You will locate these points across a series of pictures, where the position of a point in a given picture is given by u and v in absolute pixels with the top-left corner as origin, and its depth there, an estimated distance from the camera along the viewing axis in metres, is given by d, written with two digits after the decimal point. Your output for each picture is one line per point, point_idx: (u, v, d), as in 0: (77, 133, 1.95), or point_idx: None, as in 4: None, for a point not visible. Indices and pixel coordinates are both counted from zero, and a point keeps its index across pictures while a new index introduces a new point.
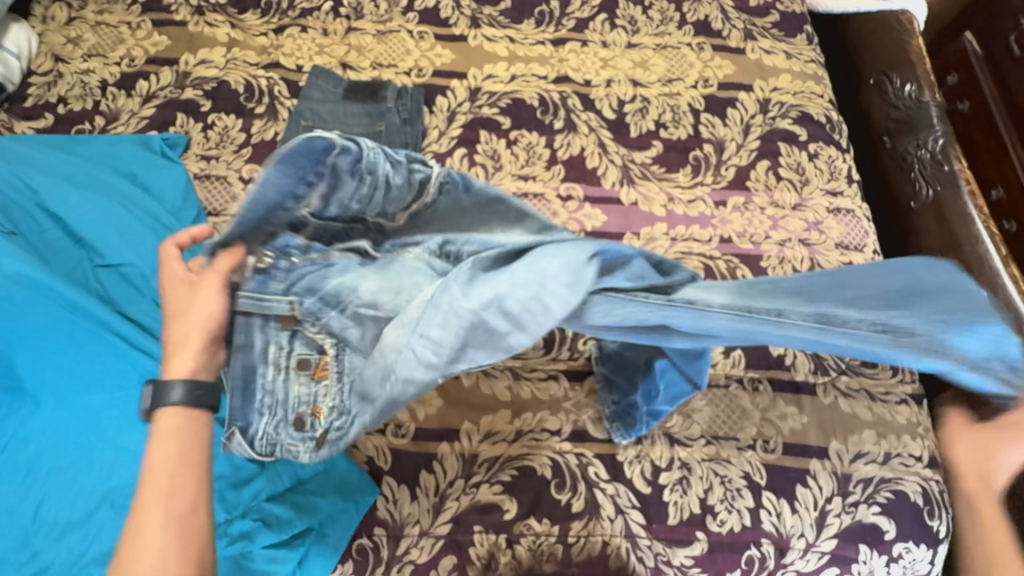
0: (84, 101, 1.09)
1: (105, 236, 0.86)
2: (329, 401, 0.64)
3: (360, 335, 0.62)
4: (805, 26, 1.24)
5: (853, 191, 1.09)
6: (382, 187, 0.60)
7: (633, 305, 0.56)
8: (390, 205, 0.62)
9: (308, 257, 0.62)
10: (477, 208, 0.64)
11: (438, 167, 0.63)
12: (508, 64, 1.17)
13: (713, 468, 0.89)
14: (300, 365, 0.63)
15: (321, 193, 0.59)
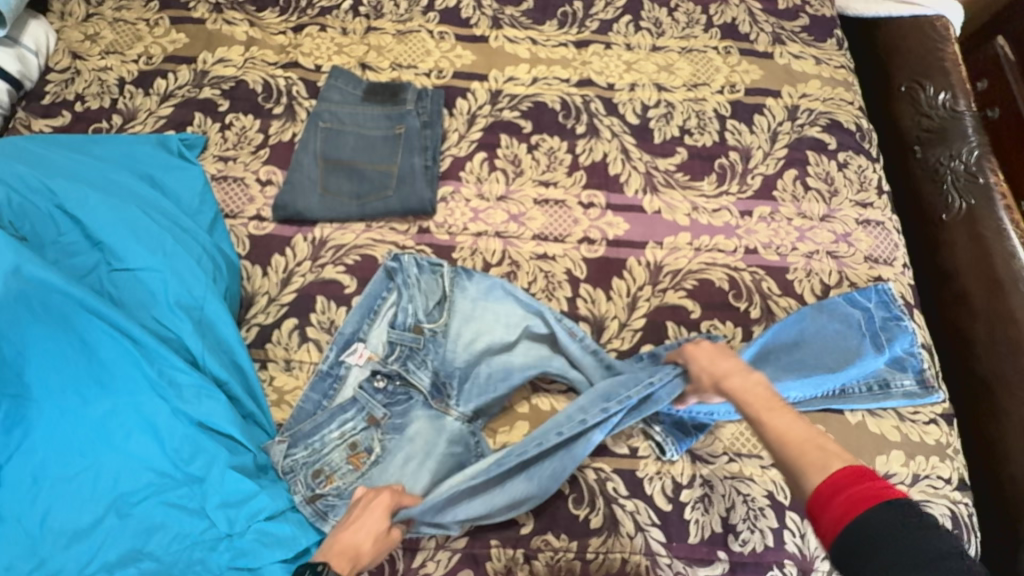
0: (101, 99, 1.08)
1: (120, 237, 0.84)
2: (345, 478, 0.83)
3: (397, 454, 0.85)
4: (835, 30, 1.20)
5: (883, 203, 1.06)
6: (417, 288, 0.93)
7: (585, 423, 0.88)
8: (434, 310, 0.93)
9: (397, 386, 0.89)
10: (493, 312, 0.93)
11: (449, 266, 0.95)
12: (530, 66, 1.14)
13: (736, 486, 0.88)
14: (351, 445, 0.86)
15: (401, 309, 0.92)
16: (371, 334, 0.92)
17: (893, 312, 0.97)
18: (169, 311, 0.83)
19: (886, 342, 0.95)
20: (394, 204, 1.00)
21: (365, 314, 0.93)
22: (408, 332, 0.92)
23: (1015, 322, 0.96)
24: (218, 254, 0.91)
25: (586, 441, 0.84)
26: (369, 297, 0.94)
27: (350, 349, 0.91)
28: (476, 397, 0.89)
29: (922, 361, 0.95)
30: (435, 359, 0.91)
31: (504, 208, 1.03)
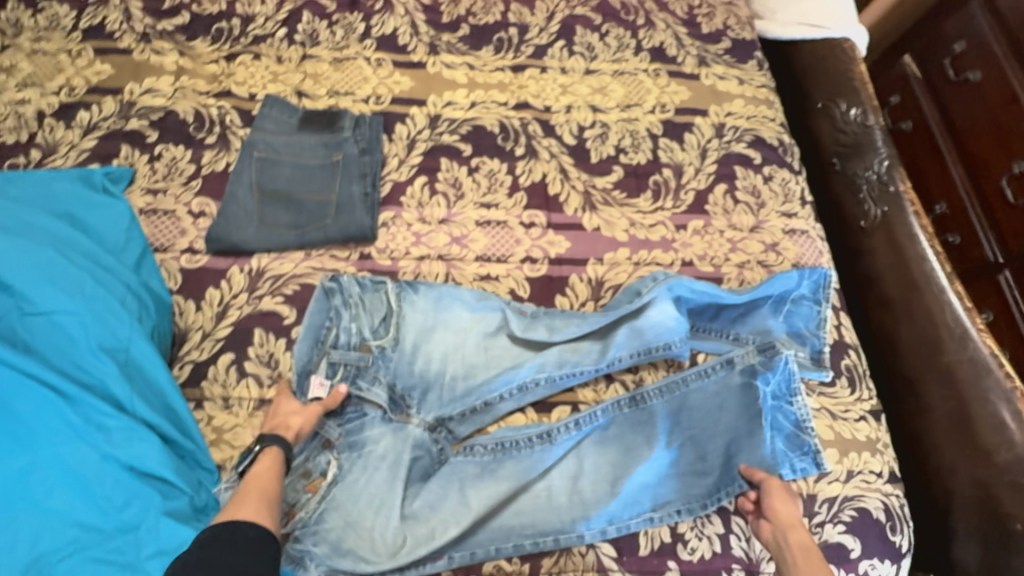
0: (18, 133, 1.03)
1: (31, 277, 0.77)
2: (304, 510, 0.81)
3: (359, 473, 0.84)
4: (755, 52, 1.28)
5: (806, 212, 1.12)
6: (361, 306, 0.93)
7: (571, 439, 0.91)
8: (380, 327, 0.93)
9: (350, 405, 0.90)
10: (444, 322, 0.95)
11: (393, 283, 0.95)
12: (467, 91, 1.16)
13: (682, 497, 0.89)
14: (303, 475, 0.84)
15: (344, 330, 0.91)
16: (320, 363, 0.90)
17: (817, 295, 1.01)
18: (90, 354, 0.77)
19: (788, 312, 1.01)
20: (333, 232, 0.99)
21: (309, 343, 0.91)
22: (354, 351, 0.91)
23: (932, 320, 1.02)
24: (146, 292, 0.87)
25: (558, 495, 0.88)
26: (310, 329, 0.91)
27: (301, 380, 0.89)
28: (438, 406, 0.91)
29: (823, 342, 0.99)
30: (389, 372, 0.92)
31: (445, 231, 1.04)
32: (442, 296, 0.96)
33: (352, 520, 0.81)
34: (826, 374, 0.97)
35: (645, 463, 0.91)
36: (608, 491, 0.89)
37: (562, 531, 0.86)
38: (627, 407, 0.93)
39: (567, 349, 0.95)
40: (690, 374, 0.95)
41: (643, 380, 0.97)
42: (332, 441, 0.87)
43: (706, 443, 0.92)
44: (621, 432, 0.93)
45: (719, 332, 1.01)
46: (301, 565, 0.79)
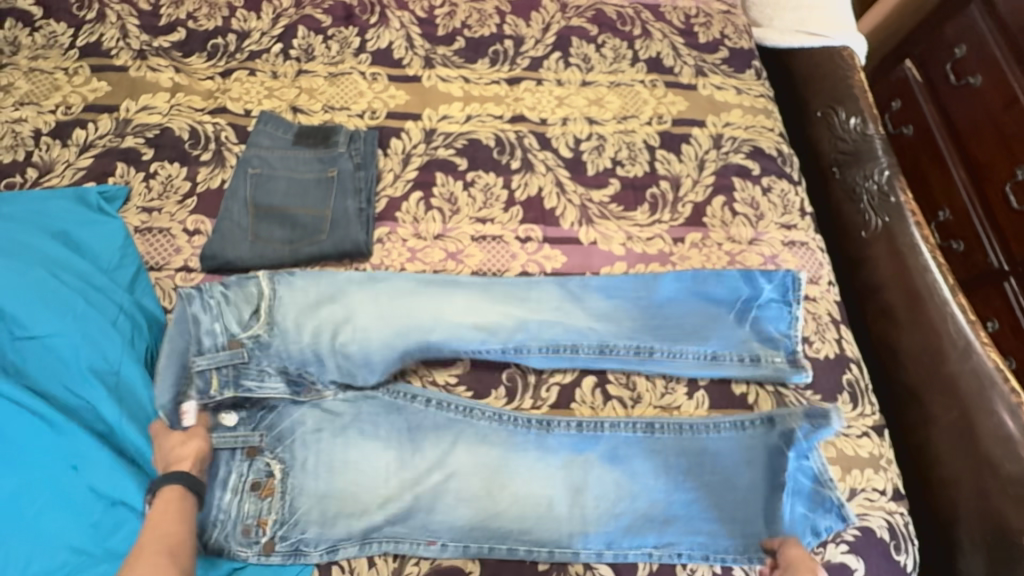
0: (15, 152, 1.04)
1: (24, 301, 0.78)
2: (273, 513, 0.82)
3: (305, 454, 0.86)
4: (753, 61, 1.27)
5: (806, 224, 1.11)
6: (224, 305, 0.86)
7: (570, 448, 0.90)
8: (251, 319, 0.86)
9: (254, 404, 0.87)
10: (322, 309, 0.89)
11: (260, 274, 0.89)
12: (463, 104, 1.16)
13: (663, 505, 0.89)
14: (253, 486, 0.83)
15: (207, 335, 0.84)
16: (190, 385, 0.83)
17: (788, 297, 0.99)
18: (82, 377, 0.77)
19: (756, 318, 0.99)
20: (327, 248, 0.98)
21: (173, 361, 0.83)
22: (225, 350, 0.84)
23: (935, 330, 1.00)
24: (140, 310, 0.86)
25: (555, 506, 0.87)
26: (168, 343, 0.84)
27: (172, 410, 0.81)
28: (344, 374, 0.88)
29: (796, 343, 0.97)
30: (275, 359, 0.86)
31: (441, 246, 1.03)
32: (318, 284, 0.91)
33: (330, 495, 0.84)
34: (807, 375, 0.96)
35: (650, 492, 0.89)
36: (608, 511, 0.87)
37: (559, 543, 0.85)
38: (644, 432, 0.91)
39: (466, 344, 0.92)
40: (621, 348, 0.95)
41: (641, 396, 0.95)
42: (257, 441, 0.85)
43: (705, 462, 0.91)
44: (632, 454, 0.91)
45: (697, 353, 0.96)
46: (299, 555, 0.80)
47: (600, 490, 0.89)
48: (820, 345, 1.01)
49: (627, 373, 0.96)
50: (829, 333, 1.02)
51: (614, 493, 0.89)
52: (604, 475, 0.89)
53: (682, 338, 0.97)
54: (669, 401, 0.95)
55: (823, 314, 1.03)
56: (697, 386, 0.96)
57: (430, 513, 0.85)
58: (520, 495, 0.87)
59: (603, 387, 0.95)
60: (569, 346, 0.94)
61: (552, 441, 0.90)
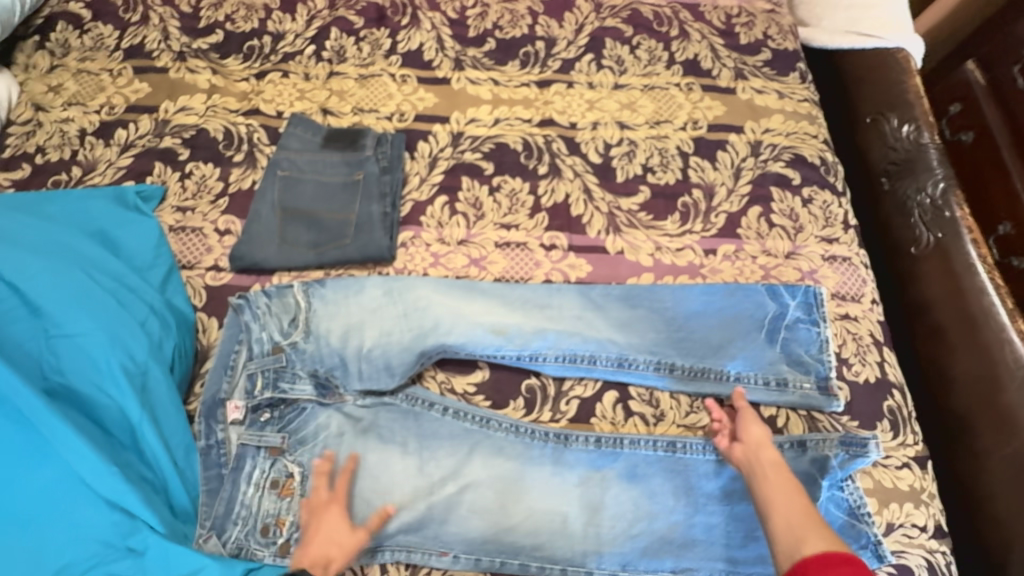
0: (62, 150, 1.08)
1: (58, 300, 0.80)
2: (291, 514, 0.83)
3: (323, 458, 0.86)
4: (798, 63, 1.21)
5: (850, 238, 1.05)
6: (268, 313, 0.91)
7: (586, 464, 0.88)
8: (290, 327, 0.91)
9: (287, 406, 0.89)
10: (354, 316, 0.92)
11: (298, 283, 0.94)
12: (491, 107, 1.14)
13: (687, 530, 0.85)
14: (272, 485, 0.84)
15: (255, 341, 0.89)
16: (234, 387, 0.88)
17: (812, 316, 0.95)
18: (110, 376, 0.79)
19: (786, 338, 0.94)
20: (352, 252, 0.99)
21: (224, 365, 0.89)
22: (269, 356, 0.89)
23: (991, 358, 0.93)
24: (168, 311, 0.88)
25: (568, 525, 0.85)
26: (222, 347, 0.90)
27: (219, 410, 0.87)
28: (364, 378, 0.89)
29: (828, 368, 0.92)
30: (306, 363, 0.89)
31: (464, 252, 1.02)
32: (352, 291, 0.94)
33: (346, 500, 0.84)
34: (837, 405, 0.90)
35: (670, 514, 0.85)
36: (625, 532, 0.85)
37: (571, 562, 0.83)
38: (665, 450, 0.88)
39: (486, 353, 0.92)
40: (640, 361, 0.92)
41: (664, 414, 0.92)
42: (279, 444, 0.86)
43: (729, 486, 0.87)
44: (652, 473, 0.88)
45: (718, 375, 0.92)
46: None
47: (616, 510, 0.86)
48: (860, 368, 0.95)
49: (649, 390, 0.93)
50: (870, 355, 0.96)
51: (629, 512, 0.86)
52: (621, 495, 0.87)
53: (707, 356, 0.93)
54: (694, 420, 0.91)
55: (865, 335, 0.97)
56: (725, 406, 0.92)
57: (441, 525, 0.84)
58: (533, 510, 0.85)
59: (624, 403, 0.92)
60: (590, 356, 0.92)
61: (570, 456, 0.88)
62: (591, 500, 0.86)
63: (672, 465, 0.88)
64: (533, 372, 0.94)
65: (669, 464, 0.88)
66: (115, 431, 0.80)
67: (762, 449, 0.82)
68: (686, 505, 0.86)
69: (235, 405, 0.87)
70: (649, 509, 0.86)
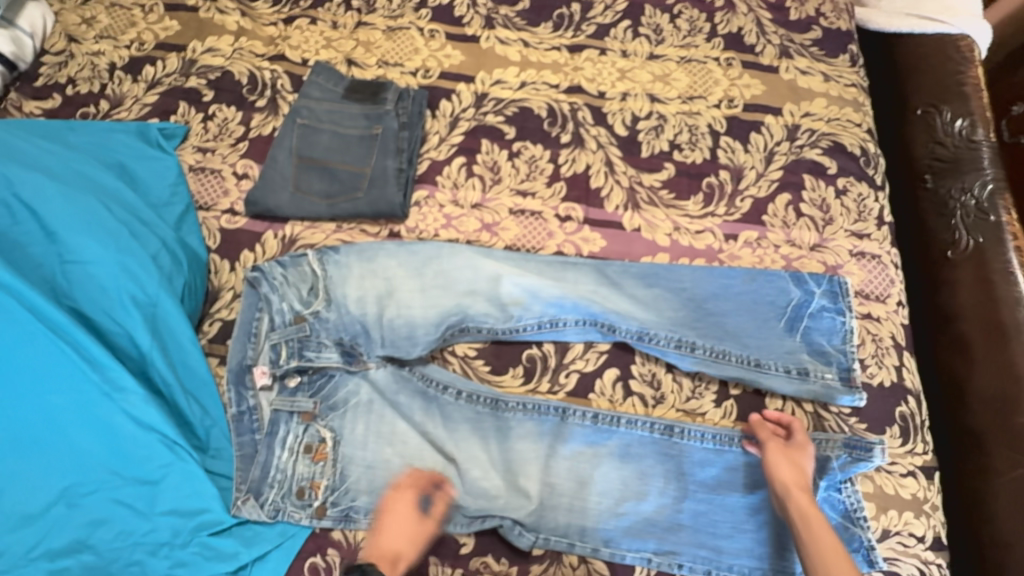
0: (91, 83, 1.09)
1: (76, 229, 0.82)
2: (326, 477, 0.85)
3: (355, 423, 0.88)
4: (850, 45, 1.13)
5: (882, 234, 0.99)
6: (285, 283, 0.91)
7: (585, 443, 0.87)
8: (309, 296, 0.91)
9: (316, 372, 0.90)
10: (377, 287, 0.92)
11: (312, 252, 0.93)
12: (519, 69, 1.11)
13: (676, 514, 0.84)
14: (307, 450, 0.86)
15: (276, 312, 0.90)
16: (260, 353, 0.89)
17: (838, 304, 0.92)
18: (121, 306, 0.82)
19: (808, 327, 0.92)
20: (364, 206, 0.98)
21: (250, 333, 0.90)
22: (291, 326, 0.89)
23: (1015, 376, 0.88)
24: (181, 248, 0.90)
25: (585, 512, 0.84)
26: (244, 326, 0.90)
27: (247, 376, 0.88)
28: (387, 344, 0.88)
29: (851, 359, 0.89)
30: (331, 332, 0.89)
31: (477, 216, 1.01)
32: (369, 254, 0.94)
33: (377, 466, 0.86)
34: (859, 400, 0.88)
35: (658, 497, 0.85)
36: (612, 510, 0.84)
37: (555, 532, 0.83)
38: (661, 433, 0.87)
39: (500, 319, 0.91)
40: (660, 337, 0.90)
41: (665, 397, 0.90)
42: (311, 409, 0.88)
43: (729, 482, 0.85)
44: (644, 454, 0.87)
45: (740, 359, 0.89)
46: (349, 521, 0.83)
47: (605, 486, 0.85)
48: (875, 371, 0.91)
49: (652, 371, 0.91)
50: (888, 358, 0.92)
51: (622, 492, 0.85)
52: (613, 474, 0.86)
53: (725, 338, 0.91)
54: (695, 405, 0.90)
55: (885, 336, 0.93)
56: (727, 395, 0.90)
57: (449, 494, 0.85)
58: (523, 479, 0.85)
59: (625, 382, 0.91)
60: (609, 323, 0.91)
61: (569, 428, 0.88)
62: (585, 475, 0.86)
63: (669, 449, 0.87)
64: (535, 343, 0.93)
65: (664, 447, 0.87)
66: (128, 360, 0.82)
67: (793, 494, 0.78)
68: (677, 491, 0.85)
69: (263, 370, 0.88)
70: (643, 492, 0.85)
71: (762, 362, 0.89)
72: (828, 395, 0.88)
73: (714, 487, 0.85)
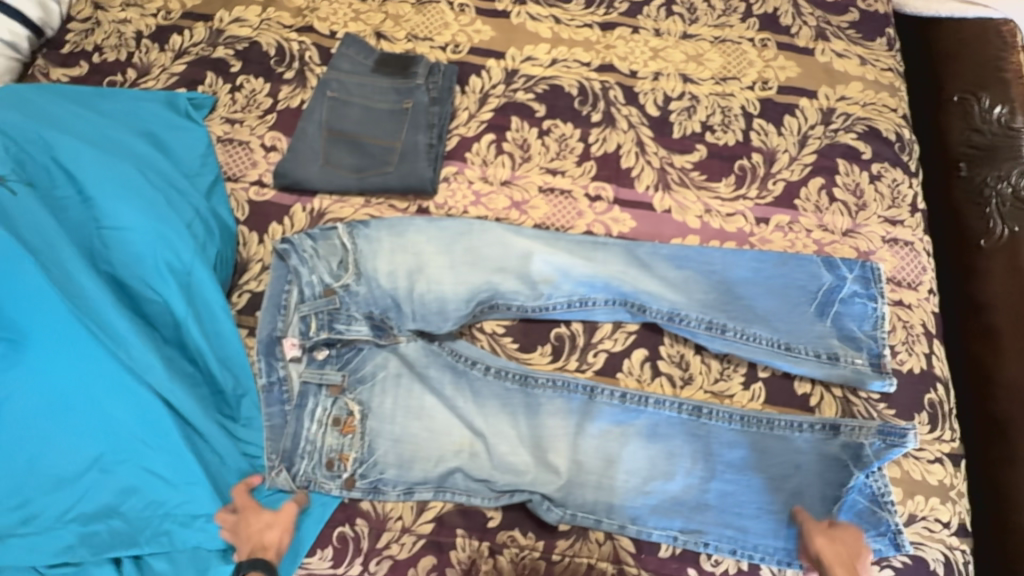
0: (118, 51, 1.08)
1: (112, 196, 0.83)
2: (354, 449, 0.86)
3: (383, 396, 0.88)
4: (887, 29, 1.11)
5: (915, 221, 0.98)
6: (316, 256, 0.91)
7: (614, 422, 0.88)
8: (339, 269, 0.91)
9: (345, 346, 0.90)
10: (406, 261, 0.91)
11: (343, 225, 0.93)
12: (550, 46, 1.09)
13: (703, 493, 0.85)
14: (335, 423, 0.87)
15: (306, 284, 0.89)
16: (289, 325, 0.89)
17: (871, 290, 0.91)
18: (156, 273, 0.82)
19: (838, 313, 0.91)
20: (393, 181, 0.97)
21: (278, 305, 0.90)
22: (321, 298, 0.89)
23: None
24: (213, 219, 0.90)
25: (612, 490, 0.85)
26: (272, 297, 0.90)
27: (277, 348, 0.88)
28: (418, 318, 0.89)
29: (881, 345, 0.89)
30: (361, 306, 0.89)
31: (506, 193, 1.00)
32: (398, 229, 0.93)
33: (404, 439, 0.86)
34: (889, 386, 0.87)
35: (685, 477, 0.85)
36: (639, 488, 0.85)
37: (582, 508, 0.83)
38: (689, 414, 0.87)
39: (529, 297, 0.90)
40: (691, 318, 0.90)
41: (693, 378, 0.90)
42: (339, 381, 0.88)
43: (757, 465, 0.85)
44: (672, 434, 0.87)
45: (770, 342, 0.89)
46: (378, 492, 0.84)
47: (633, 465, 0.86)
48: (905, 357, 0.91)
49: (680, 352, 0.91)
50: (918, 345, 0.91)
51: (649, 471, 0.86)
52: (641, 453, 0.86)
53: (755, 321, 0.90)
54: (723, 387, 0.90)
55: (916, 324, 0.92)
56: (755, 377, 0.90)
57: (478, 469, 0.85)
58: (551, 458, 0.86)
59: (653, 362, 0.90)
60: (640, 304, 0.90)
61: (597, 407, 0.88)
62: (614, 454, 0.86)
63: (698, 430, 0.87)
64: (563, 322, 0.92)
65: (693, 428, 0.87)
66: (164, 327, 0.83)
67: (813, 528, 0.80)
68: (704, 472, 0.85)
69: (292, 343, 0.88)
70: (671, 472, 0.86)
71: (792, 346, 0.89)
72: (857, 381, 0.88)
73: (742, 469, 0.85)
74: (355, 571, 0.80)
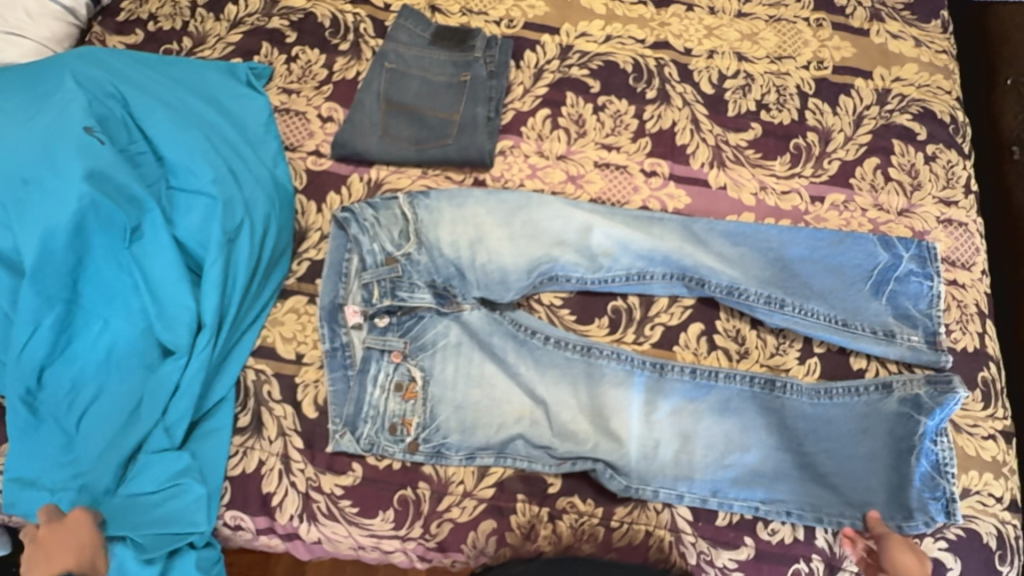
0: (173, 20, 1.08)
1: (182, 160, 0.85)
2: (417, 415, 0.87)
3: (445, 363, 0.89)
4: (942, 11, 1.11)
5: (969, 203, 0.99)
6: (377, 225, 0.91)
7: (682, 395, 0.89)
8: (400, 238, 0.91)
9: (406, 313, 0.91)
10: (467, 231, 0.92)
11: (403, 195, 0.94)
12: (604, 23, 1.09)
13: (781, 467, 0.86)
14: (397, 389, 0.88)
15: (367, 252, 0.90)
16: (351, 293, 0.90)
17: (927, 269, 0.92)
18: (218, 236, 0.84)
19: (894, 291, 0.91)
20: (452, 152, 0.98)
21: (339, 271, 0.91)
22: (383, 267, 0.90)
23: None
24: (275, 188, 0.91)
25: (683, 462, 0.87)
26: (332, 264, 0.91)
27: (340, 315, 0.89)
28: (482, 287, 0.90)
29: (937, 323, 0.90)
30: (423, 274, 0.90)
31: (562, 167, 1.01)
32: (458, 200, 0.94)
33: (466, 406, 0.88)
34: (945, 362, 0.88)
35: (761, 449, 0.87)
36: (715, 461, 0.87)
37: (665, 485, 0.85)
38: (762, 387, 0.88)
39: (586, 267, 0.92)
40: (750, 293, 0.90)
41: (750, 351, 0.91)
42: (401, 347, 0.89)
43: (819, 436, 0.86)
44: (742, 406, 0.89)
45: (827, 318, 0.90)
46: (441, 457, 0.85)
47: (710, 440, 0.88)
48: (959, 336, 0.91)
49: (736, 327, 0.92)
50: (972, 325, 0.92)
51: (709, 442, 0.88)
52: (710, 426, 0.89)
53: (812, 296, 0.91)
54: (779, 361, 0.91)
55: (970, 303, 0.93)
56: (811, 352, 0.91)
57: (537, 436, 0.86)
58: (608, 427, 0.87)
59: (709, 336, 0.91)
60: (699, 278, 0.91)
61: (661, 379, 0.90)
62: (686, 427, 0.89)
63: (767, 404, 0.88)
64: (620, 295, 0.93)
65: (762, 402, 0.88)
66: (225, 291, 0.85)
67: (893, 538, 0.79)
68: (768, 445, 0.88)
69: (354, 310, 0.89)
70: (741, 446, 0.88)
71: (849, 322, 0.90)
72: (912, 358, 0.89)
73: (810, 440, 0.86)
74: (417, 532, 0.82)
